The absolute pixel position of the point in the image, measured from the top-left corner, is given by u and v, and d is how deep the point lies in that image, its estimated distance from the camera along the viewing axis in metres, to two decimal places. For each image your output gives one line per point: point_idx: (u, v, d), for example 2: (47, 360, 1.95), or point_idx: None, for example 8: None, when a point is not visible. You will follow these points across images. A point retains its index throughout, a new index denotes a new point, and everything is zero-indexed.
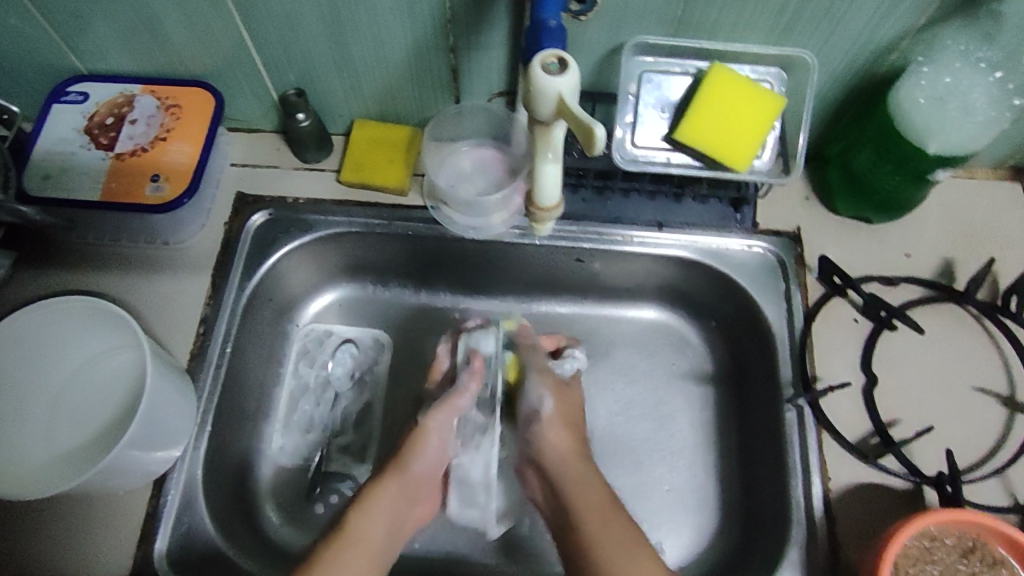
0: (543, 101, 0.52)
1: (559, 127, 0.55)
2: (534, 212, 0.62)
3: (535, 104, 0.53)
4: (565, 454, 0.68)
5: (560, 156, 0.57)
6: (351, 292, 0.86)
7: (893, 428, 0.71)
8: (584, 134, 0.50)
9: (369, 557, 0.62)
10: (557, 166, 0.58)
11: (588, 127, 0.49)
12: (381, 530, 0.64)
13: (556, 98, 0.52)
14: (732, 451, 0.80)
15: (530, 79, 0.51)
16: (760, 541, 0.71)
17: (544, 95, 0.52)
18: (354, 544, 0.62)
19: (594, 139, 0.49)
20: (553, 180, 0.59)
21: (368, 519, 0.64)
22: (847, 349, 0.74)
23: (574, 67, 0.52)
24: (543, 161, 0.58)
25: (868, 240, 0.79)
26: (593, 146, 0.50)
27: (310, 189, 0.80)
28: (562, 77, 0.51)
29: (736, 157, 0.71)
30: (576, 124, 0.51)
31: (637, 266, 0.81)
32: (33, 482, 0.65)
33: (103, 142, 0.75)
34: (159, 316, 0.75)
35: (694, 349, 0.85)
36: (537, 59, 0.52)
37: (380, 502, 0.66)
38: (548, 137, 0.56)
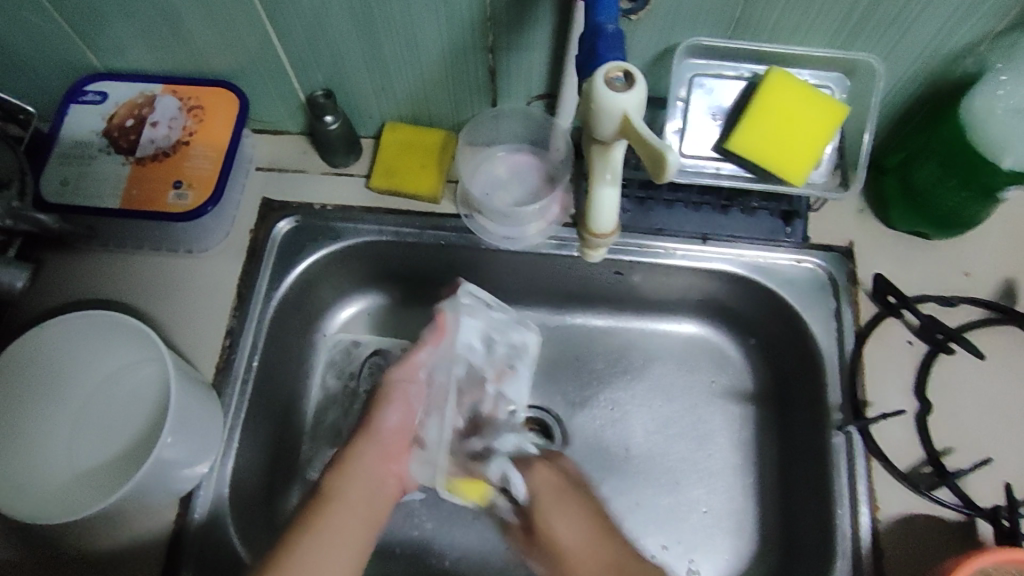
0: (607, 119, 0.49)
1: (619, 147, 0.52)
2: (588, 238, 0.58)
3: (596, 124, 0.50)
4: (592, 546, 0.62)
5: (617, 180, 0.55)
6: (379, 301, 0.83)
7: (947, 457, 0.68)
8: (653, 158, 0.47)
9: (355, 523, 0.58)
10: (614, 189, 0.56)
11: (660, 153, 0.46)
12: (364, 490, 0.60)
13: (621, 117, 0.49)
14: (773, 474, 0.77)
15: (592, 96, 0.48)
16: (804, 571, 0.69)
17: (608, 113, 0.48)
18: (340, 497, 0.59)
19: (666, 164, 0.46)
20: (611, 205, 0.56)
21: (344, 478, 0.60)
22: (900, 374, 0.71)
23: (640, 82, 0.48)
24: (600, 184, 0.55)
25: (925, 257, 0.74)
26: (663, 172, 0.47)
27: (339, 194, 0.76)
28: (628, 94, 0.48)
29: (794, 167, 0.67)
30: (643, 149, 0.48)
31: (679, 279, 0.77)
32: (56, 503, 0.64)
33: (124, 146, 0.72)
34: (182, 328, 0.72)
35: (735, 366, 0.82)
36: (602, 73, 0.48)
37: (355, 460, 0.62)
38: (608, 156, 0.53)
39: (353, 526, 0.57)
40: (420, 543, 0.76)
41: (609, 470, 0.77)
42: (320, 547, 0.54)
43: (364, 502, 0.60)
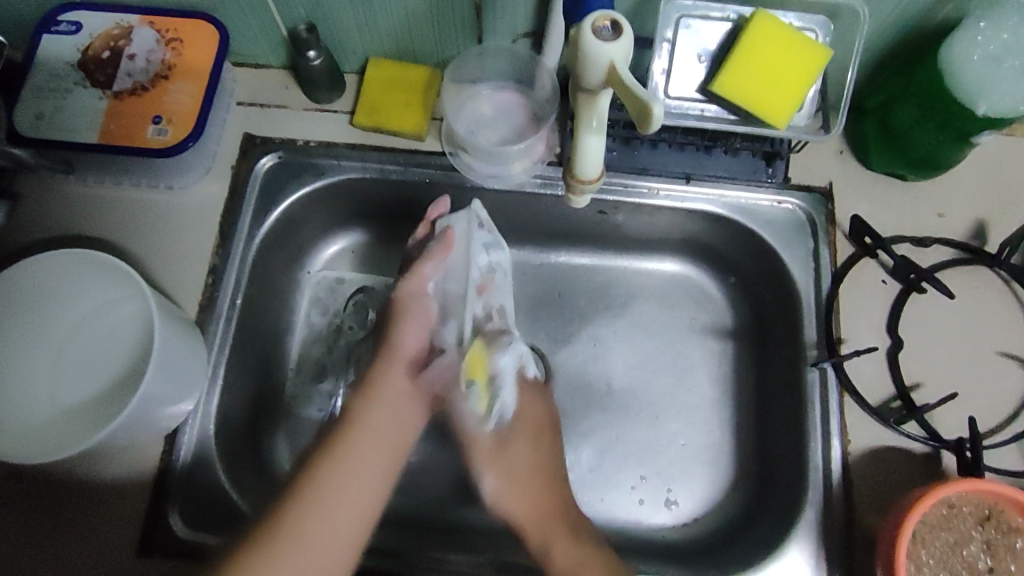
0: (594, 68, 0.49)
1: (605, 95, 0.52)
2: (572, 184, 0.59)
3: (583, 72, 0.50)
4: (526, 520, 0.65)
5: (604, 127, 0.55)
6: (364, 238, 0.83)
7: (915, 391, 0.71)
8: (639, 109, 0.47)
9: (383, 444, 0.59)
10: (600, 138, 0.56)
11: (646, 105, 0.46)
12: (386, 415, 0.61)
13: (608, 65, 0.49)
14: (749, 407, 0.80)
15: (580, 44, 0.48)
16: (776, 500, 0.72)
17: (595, 62, 0.48)
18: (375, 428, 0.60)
19: (652, 116, 0.46)
20: (595, 150, 0.56)
21: (373, 405, 0.62)
22: (874, 310, 0.73)
23: (628, 31, 0.48)
24: (586, 131, 0.55)
25: (901, 198, 0.76)
26: (648, 124, 0.47)
27: (322, 131, 0.76)
28: (616, 44, 0.48)
29: (776, 111, 0.68)
30: (630, 99, 0.48)
31: (661, 218, 0.78)
32: (44, 438, 0.64)
33: (100, 78, 0.70)
34: (165, 265, 0.72)
35: (715, 304, 0.84)
36: (589, 22, 0.48)
37: (391, 377, 0.64)
38: (593, 105, 0.53)
39: (378, 455, 0.59)
40: (406, 476, 0.77)
41: (590, 405, 0.79)
42: (351, 478, 0.56)
43: (393, 433, 0.61)
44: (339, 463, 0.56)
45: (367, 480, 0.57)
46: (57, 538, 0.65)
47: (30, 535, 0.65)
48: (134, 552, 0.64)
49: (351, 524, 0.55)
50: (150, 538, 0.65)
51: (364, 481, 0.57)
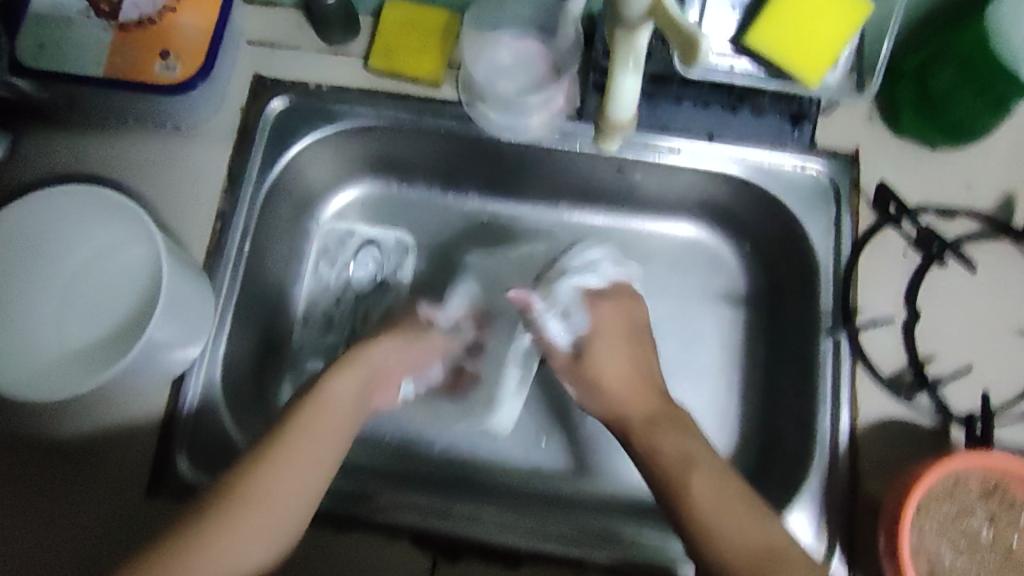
0: None
1: (644, 32, 0.50)
2: (603, 129, 0.57)
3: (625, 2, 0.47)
4: (627, 399, 0.63)
5: (640, 67, 0.52)
6: (375, 189, 0.82)
7: (929, 364, 0.70)
8: (683, 42, 0.45)
9: (338, 427, 0.59)
10: (636, 80, 0.53)
11: (692, 36, 0.44)
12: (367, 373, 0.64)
13: None
14: (758, 373, 0.79)
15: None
16: (781, 467, 0.72)
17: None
18: (336, 397, 0.60)
19: (699, 50, 0.44)
20: (630, 93, 0.54)
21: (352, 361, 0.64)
22: (893, 281, 0.72)
23: None
24: (620, 73, 0.52)
25: (929, 166, 0.74)
26: (695, 55, 0.44)
27: (334, 75, 0.73)
28: None
29: (807, 72, 0.65)
30: (674, 32, 0.45)
31: (681, 179, 0.76)
32: (50, 377, 0.64)
33: (104, 8, 0.67)
34: (172, 208, 0.70)
35: (729, 270, 0.83)
36: None
37: (361, 358, 0.64)
38: (631, 42, 0.50)
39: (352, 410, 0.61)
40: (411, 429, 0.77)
41: None
42: (301, 446, 0.56)
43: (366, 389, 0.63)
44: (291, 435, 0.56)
45: (323, 456, 0.57)
46: (64, 479, 0.65)
47: (37, 474, 0.65)
48: (143, 494, 0.64)
49: (297, 489, 0.55)
50: (156, 482, 0.64)
51: (315, 458, 0.57)
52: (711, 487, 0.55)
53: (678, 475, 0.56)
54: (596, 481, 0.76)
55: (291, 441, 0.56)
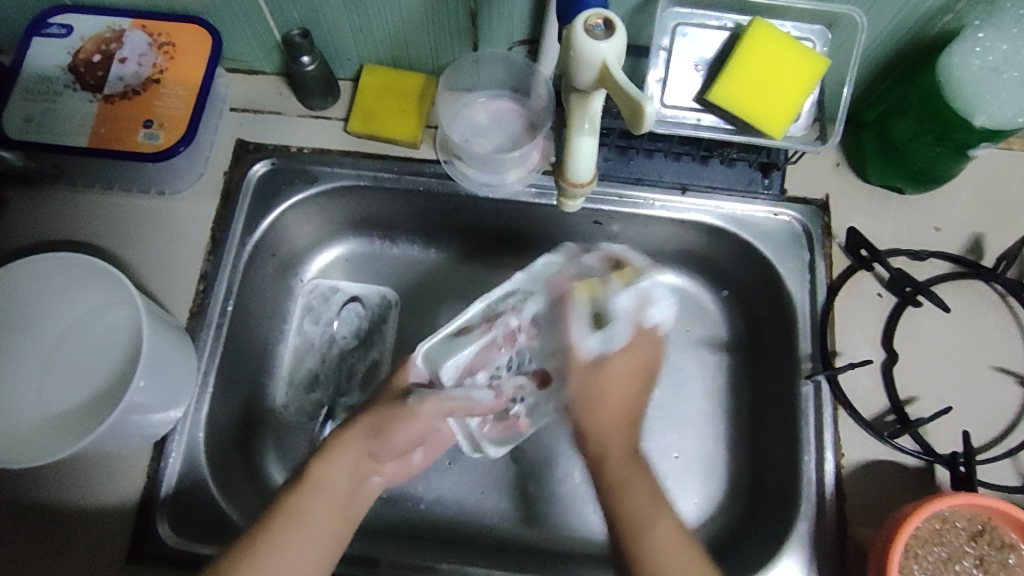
0: (585, 67, 0.48)
1: (598, 96, 0.52)
2: (565, 187, 0.58)
3: (576, 71, 0.49)
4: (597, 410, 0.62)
5: (596, 129, 0.54)
6: (359, 247, 0.83)
7: (910, 406, 0.71)
8: (630, 108, 0.47)
9: (315, 543, 0.56)
10: (593, 140, 0.55)
11: (636, 103, 0.46)
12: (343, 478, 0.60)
13: (600, 65, 0.48)
14: (743, 419, 0.79)
15: (572, 40, 0.47)
16: (770, 513, 0.71)
17: (587, 60, 0.47)
18: (311, 501, 0.58)
19: (644, 117, 0.46)
20: (588, 153, 0.55)
21: (330, 466, 0.60)
22: (869, 324, 0.73)
23: (621, 29, 0.47)
24: (578, 133, 0.54)
25: (898, 211, 0.76)
26: (641, 121, 0.46)
27: (316, 138, 0.75)
28: (607, 43, 0.47)
29: (772, 124, 0.67)
30: (621, 98, 0.47)
31: (657, 229, 0.78)
32: (31, 445, 0.63)
33: (91, 82, 0.70)
34: (155, 271, 0.71)
35: (710, 316, 0.84)
36: (581, 20, 0.47)
37: (344, 452, 0.61)
38: (586, 106, 0.52)
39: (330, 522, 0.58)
40: (397, 485, 0.77)
41: None
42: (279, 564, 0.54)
43: (347, 488, 0.60)
44: (269, 553, 0.54)
45: None
46: (43, 546, 0.64)
47: (15, 543, 0.64)
48: (123, 561, 0.63)
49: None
50: (137, 548, 0.64)
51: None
52: (672, 535, 0.55)
53: (609, 498, 0.58)
54: (585, 533, 0.76)
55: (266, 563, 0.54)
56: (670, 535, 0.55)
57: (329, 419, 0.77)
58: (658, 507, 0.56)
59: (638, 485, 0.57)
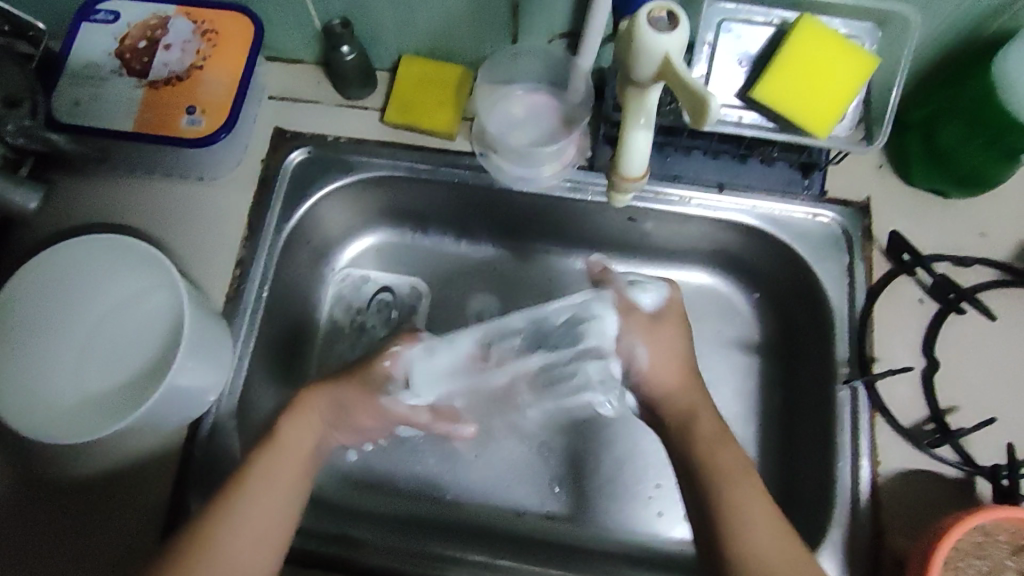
0: (647, 61, 0.47)
1: (654, 92, 0.51)
2: (616, 181, 0.58)
3: (636, 66, 0.48)
4: (672, 392, 0.65)
5: (651, 123, 0.53)
6: (391, 237, 0.83)
7: (950, 415, 0.69)
8: (693, 104, 0.46)
9: (284, 493, 0.59)
10: (647, 134, 0.54)
11: (702, 98, 0.45)
12: (311, 435, 0.63)
13: (662, 58, 0.47)
14: (773, 423, 0.78)
15: (636, 35, 0.46)
16: (801, 519, 0.70)
17: (650, 54, 0.47)
18: (280, 456, 0.60)
19: (709, 112, 0.45)
20: (641, 149, 0.55)
21: (298, 422, 0.63)
22: (909, 331, 0.71)
23: (684, 22, 0.46)
24: (633, 129, 0.54)
25: (942, 216, 0.74)
26: (703, 116, 0.45)
27: (354, 128, 0.76)
28: (671, 35, 0.46)
29: (819, 122, 0.66)
30: (682, 92, 0.47)
31: (692, 227, 0.77)
32: (71, 422, 0.65)
33: (135, 68, 0.71)
34: (194, 256, 0.72)
35: (742, 318, 0.82)
36: (645, 11, 0.46)
37: (312, 408, 0.64)
38: (643, 100, 0.52)
39: (292, 479, 0.60)
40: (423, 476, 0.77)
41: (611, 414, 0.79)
42: (253, 511, 0.57)
43: (313, 447, 0.63)
44: (241, 499, 0.57)
45: (261, 533, 0.57)
46: (81, 521, 0.65)
47: (54, 517, 0.66)
48: (158, 535, 0.65)
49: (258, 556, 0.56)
50: (171, 525, 0.65)
51: (258, 528, 0.57)
52: (766, 518, 0.56)
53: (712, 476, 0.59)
54: (609, 531, 0.75)
55: (242, 509, 0.57)
56: (731, 463, 0.59)
57: None
58: (739, 505, 0.57)
59: (724, 459, 0.60)
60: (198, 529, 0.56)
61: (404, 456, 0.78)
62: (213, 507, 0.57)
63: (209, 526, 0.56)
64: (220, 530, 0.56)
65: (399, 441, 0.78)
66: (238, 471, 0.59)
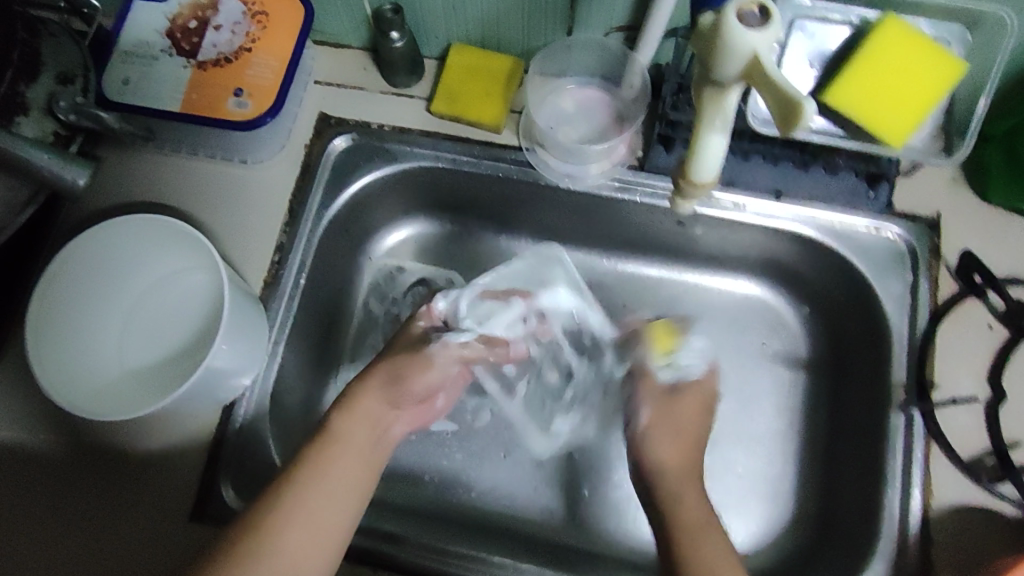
0: (733, 59, 0.43)
1: (733, 92, 0.47)
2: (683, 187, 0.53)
3: (721, 62, 0.44)
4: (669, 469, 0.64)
5: (729, 125, 0.49)
6: (430, 229, 0.82)
7: (1014, 451, 0.64)
8: (788, 106, 0.42)
9: (350, 482, 0.60)
10: (722, 138, 0.50)
11: (799, 100, 0.42)
12: (367, 431, 0.63)
13: (750, 57, 0.43)
14: (817, 444, 0.74)
15: (725, 29, 0.42)
16: (842, 549, 0.66)
17: (738, 50, 0.43)
18: (338, 446, 0.61)
19: (806, 115, 0.41)
20: (716, 153, 0.50)
21: (351, 417, 0.63)
22: (974, 359, 0.66)
23: (777, 19, 0.43)
24: (709, 131, 0.49)
25: (1019, 236, 0.68)
26: (803, 113, 0.41)
27: (398, 117, 0.74)
28: (763, 33, 0.43)
29: (896, 129, 0.61)
30: (775, 93, 0.43)
31: (744, 235, 0.74)
32: (107, 399, 0.66)
33: (186, 47, 0.71)
34: (232, 239, 0.72)
35: (790, 332, 0.79)
36: (734, 4, 0.43)
37: (364, 403, 0.64)
38: (721, 101, 0.48)
39: (355, 470, 0.60)
40: (450, 473, 0.76)
41: None
42: (314, 502, 0.57)
43: (371, 441, 0.63)
44: (308, 485, 0.57)
45: (329, 520, 0.57)
46: (113, 498, 0.66)
47: (86, 491, 0.66)
48: (187, 516, 0.65)
49: (316, 552, 0.56)
50: (200, 506, 0.65)
51: (325, 517, 0.57)
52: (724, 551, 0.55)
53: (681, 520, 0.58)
54: (638, 544, 0.73)
55: (311, 496, 0.57)
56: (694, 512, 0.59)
57: None
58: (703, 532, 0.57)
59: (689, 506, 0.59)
60: (266, 510, 0.56)
61: (430, 451, 0.76)
62: (277, 491, 0.57)
63: (277, 511, 0.56)
64: (289, 514, 0.56)
65: (427, 436, 0.77)
66: (293, 461, 0.60)
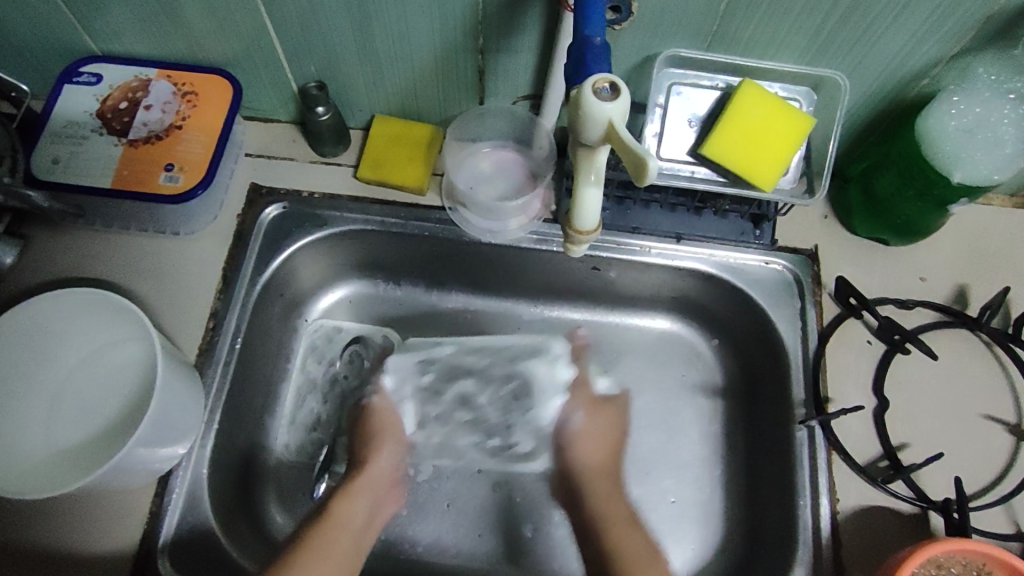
0: (592, 125, 0.51)
1: (603, 151, 0.55)
2: (570, 235, 0.62)
3: (584, 129, 0.53)
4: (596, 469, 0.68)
5: (601, 180, 0.57)
6: (364, 289, 0.86)
7: (902, 452, 0.72)
8: (633, 163, 0.49)
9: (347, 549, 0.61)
10: (597, 189, 0.58)
11: (640, 158, 0.49)
12: (364, 506, 0.66)
13: (606, 123, 0.51)
14: (738, 464, 0.80)
15: (581, 102, 0.51)
16: (767, 559, 0.72)
17: (595, 120, 0.51)
18: (335, 525, 0.63)
19: (646, 171, 0.48)
20: (592, 203, 0.59)
21: (348, 500, 0.65)
22: (860, 372, 0.75)
23: (625, 92, 0.51)
24: (585, 185, 0.58)
25: (885, 262, 0.79)
26: (642, 177, 0.49)
27: (327, 184, 0.78)
28: (613, 104, 0.51)
29: (762, 176, 0.71)
30: (626, 153, 0.50)
31: (655, 276, 0.81)
32: (39, 476, 0.64)
33: (116, 127, 0.74)
34: (167, 309, 0.73)
35: (705, 362, 0.86)
36: (589, 83, 0.51)
37: (356, 486, 0.67)
38: (592, 160, 0.56)
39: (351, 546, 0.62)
40: (396, 526, 0.77)
41: None
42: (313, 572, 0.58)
43: (363, 521, 0.65)
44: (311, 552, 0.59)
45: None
46: None
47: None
48: None
49: None
50: None
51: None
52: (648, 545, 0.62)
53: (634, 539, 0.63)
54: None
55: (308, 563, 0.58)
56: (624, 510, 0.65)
57: (326, 459, 0.78)
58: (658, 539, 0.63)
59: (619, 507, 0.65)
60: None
61: None
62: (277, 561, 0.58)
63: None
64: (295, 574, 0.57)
65: None
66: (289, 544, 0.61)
